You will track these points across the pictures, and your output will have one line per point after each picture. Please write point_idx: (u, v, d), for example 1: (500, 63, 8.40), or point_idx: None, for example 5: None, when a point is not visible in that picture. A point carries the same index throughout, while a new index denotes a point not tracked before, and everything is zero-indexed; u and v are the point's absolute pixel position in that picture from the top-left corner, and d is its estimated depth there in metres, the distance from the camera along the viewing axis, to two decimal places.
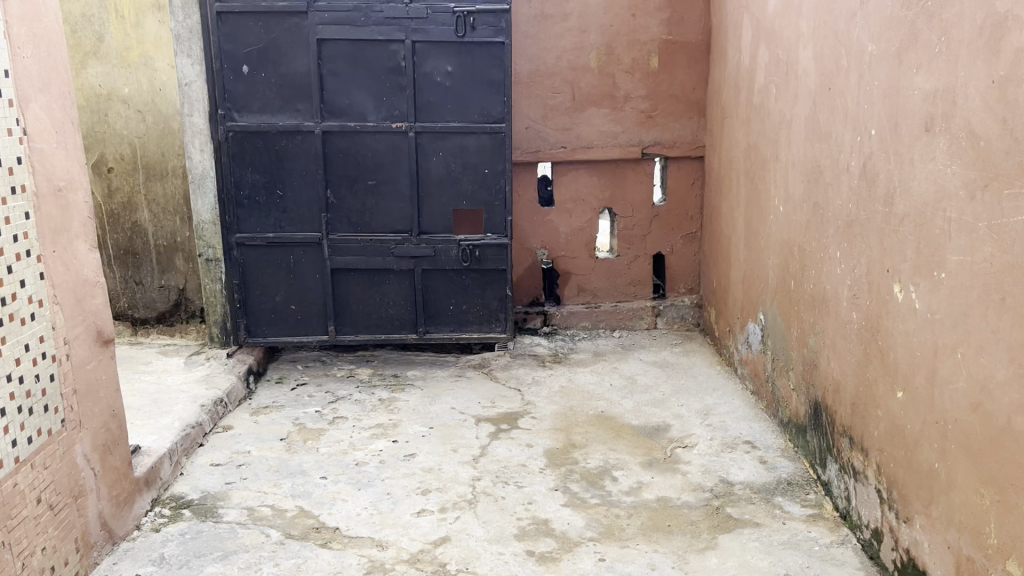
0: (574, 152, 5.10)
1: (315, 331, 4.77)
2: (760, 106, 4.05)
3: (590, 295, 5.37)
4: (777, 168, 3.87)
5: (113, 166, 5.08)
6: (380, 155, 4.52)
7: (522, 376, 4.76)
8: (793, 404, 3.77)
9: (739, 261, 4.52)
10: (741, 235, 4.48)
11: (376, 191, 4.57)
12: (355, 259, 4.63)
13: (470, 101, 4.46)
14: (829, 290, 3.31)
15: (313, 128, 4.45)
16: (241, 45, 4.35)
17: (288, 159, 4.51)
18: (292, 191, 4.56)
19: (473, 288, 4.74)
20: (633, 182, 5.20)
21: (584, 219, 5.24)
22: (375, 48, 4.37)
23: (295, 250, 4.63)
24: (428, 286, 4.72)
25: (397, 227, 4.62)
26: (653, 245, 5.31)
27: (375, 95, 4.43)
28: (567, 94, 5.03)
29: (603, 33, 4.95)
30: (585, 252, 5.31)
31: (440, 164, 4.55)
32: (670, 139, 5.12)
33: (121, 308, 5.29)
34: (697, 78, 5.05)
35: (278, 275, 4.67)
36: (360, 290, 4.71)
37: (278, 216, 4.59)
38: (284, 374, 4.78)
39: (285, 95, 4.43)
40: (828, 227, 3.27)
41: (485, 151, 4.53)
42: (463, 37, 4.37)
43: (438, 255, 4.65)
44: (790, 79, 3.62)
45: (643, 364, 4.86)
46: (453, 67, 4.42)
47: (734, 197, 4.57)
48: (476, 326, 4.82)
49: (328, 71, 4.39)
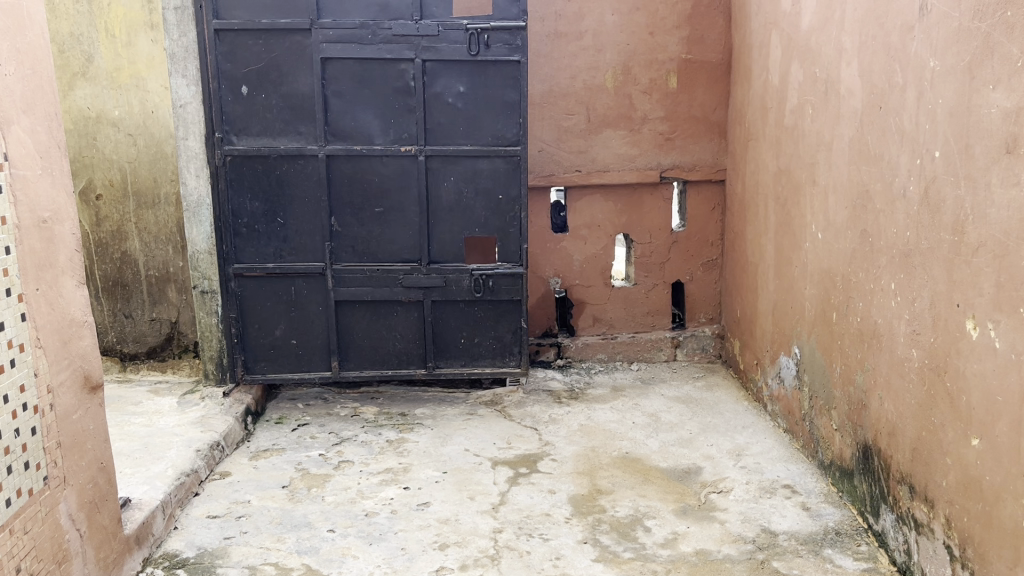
0: (590, 176, 4.86)
1: (318, 367, 4.49)
2: (793, 128, 3.82)
3: (605, 325, 5.12)
4: (814, 193, 3.63)
5: (102, 192, 4.80)
6: (387, 180, 4.26)
7: (538, 413, 4.48)
8: (837, 446, 3.50)
9: (769, 291, 4.27)
10: (770, 264, 4.24)
11: (383, 219, 4.31)
12: (360, 290, 4.36)
13: (483, 122, 4.22)
14: (881, 324, 3.06)
15: (317, 152, 4.19)
16: (240, 64, 4.11)
17: (289, 185, 4.25)
18: (293, 219, 4.29)
19: (486, 320, 4.47)
20: (651, 208, 4.97)
21: (600, 246, 4.99)
22: (382, 68, 4.13)
23: (297, 281, 4.36)
24: (438, 319, 4.45)
25: (405, 257, 4.35)
26: (671, 273, 5.07)
27: (382, 116, 4.18)
28: (582, 115, 4.80)
29: (620, 52, 4.73)
30: (600, 281, 5.05)
31: (451, 190, 4.29)
32: (690, 162, 4.90)
33: (109, 343, 5.00)
34: (718, 99, 4.84)
35: (278, 308, 4.40)
36: (365, 322, 4.43)
37: (279, 246, 4.32)
38: (284, 414, 4.48)
39: (286, 118, 4.17)
40: (880, 257, 3.03)
41: (499, 175, 4.28)
42: (476, 56, 4.13)
43: (449, 285, 4.38)
44: (830, 99, 3.40)
45: (666, 400, 4.60)
46: (465, 87, 4.18)
47: (762, 224, 4.33)
48: (488, 360, 4.54)
49: (333, 91, 4.15)
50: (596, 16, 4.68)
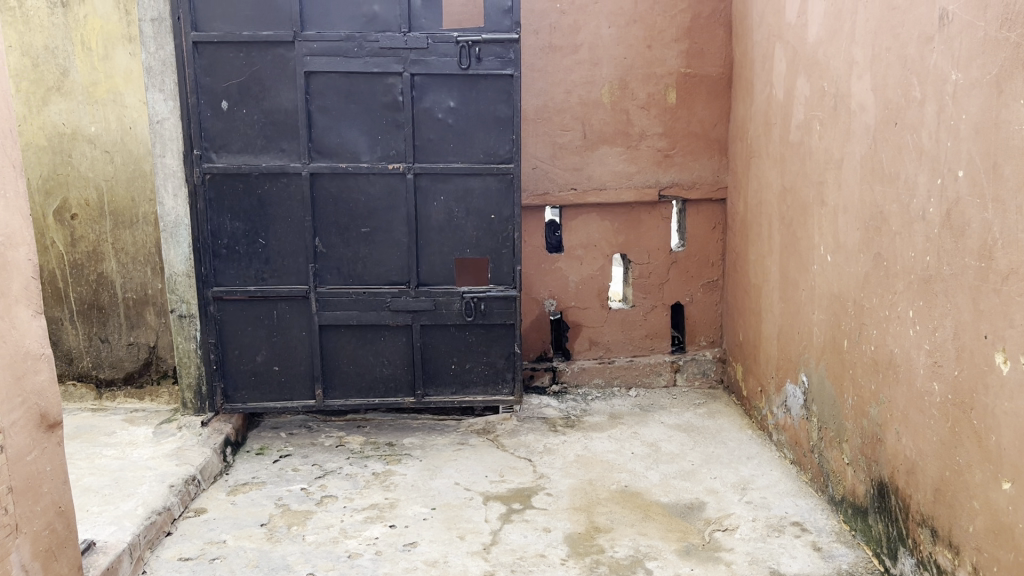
0: (586, 194, 4.67)
1: (301, 395, 4.28)
2: (799, 145, 3.64)
3: (602, 349, 4.92)
4: (822, 214, 3.45)
5: (77, 212, 4.60)
6: (374, 199, 4.07)
7: (532, 443, 4.27)
8: (849, 482, 3.30)
9: (774, 315, 4.08)
10: (775, 287, 4.06)
11: (370, 239, 4.11)
12: (345, 313, 4.16)
13: (475, 139, 4.02)
14: (897, 354, 2.87)
15: (300, 170, 4.00)
16: (220, 78, 3.92)
17: (271, 204, 4.05)
18: (275, 240, 4.09)
19: (478, 345, 4.26)
20: (649, 227, 4.78)
21: (596, 267, 4.80)
22: (369, 82, 3.94)
23: (279, 304, 4.16)
24: (427, 344, 4.24)
25: (392, 279, 4.15)
26: (671, 295, 4.88)
27: (369, 133, 3.99)
28: (578, 131, 4.62)
29: (617, 66, 4.56)
30: (596, 302, 4.86)
31: (442, 210, 4.09)
32: (689, 180, 4.72)
33: (84, 369, 4.79)
34: (718, 114, 4.66)
35: (260, 333, 4.19)
36: (351, 348, 4.23)
37: (260, 267, 4.12)
38: (265, 444, 4.27)
39: (268, 134, 3.98)
40: (896, 282, 2.85)
41: (491, 194, 4.08)
42: (467, 69, 3.94)
43: (439, 309, 4.17)
44: (840, 114, 3.22)
45: (666, 429, 4.39)
46: (456, 102, 3.98)
47: (766, 245, 4.15)
48: (480, 387, 4.32)
49: (317, 106, 3.96)
50: (592, 29, 4.51)
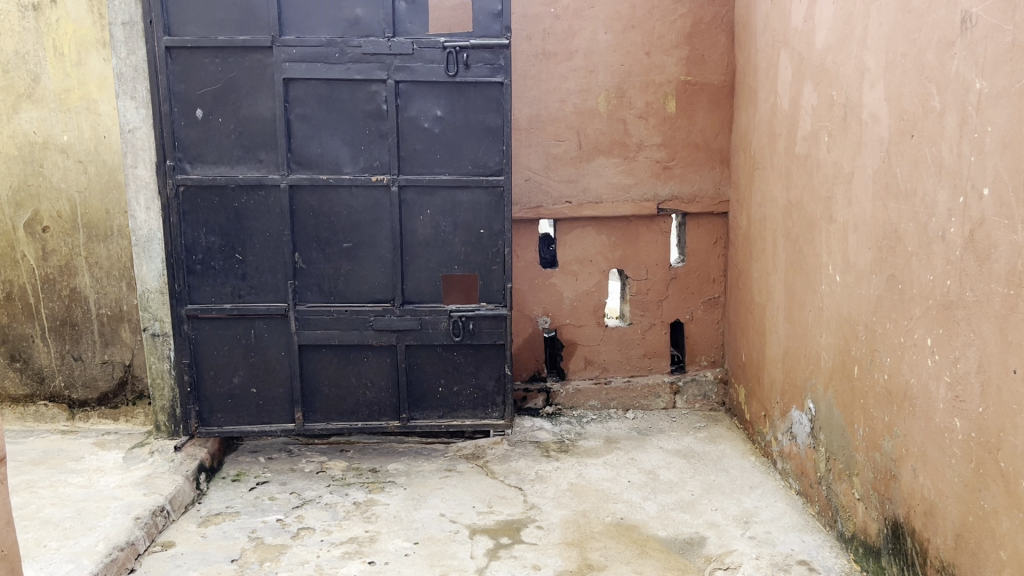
0: (581, 207, 4.46)
1: (280, 418, 4.06)
2: (806, 157, 3.43)
3: (598, 369, 4.70)
4: (831, 231, 3.24)
5: (49, 224, 4.39)
6: (357, 213, 3.85)
7: (523, 470, 4.05)
8: (859, 519, 3.08)
9: (779, 337, 3.86)
10: (780, 307, 3.84)
11: (352, 255, 3.89)
12: (327, 333, 3.94)
13: (463, 150, 3.81)
14: (914, 385, 2.65)
15: (279, 182, 3.79)
16: (195, 85, 3.72)
17: (248, 217, 3.85)
18: (253, 255, 3.89)
19: (466, 367, 4.04)
20: (648, 241, 4.57)
21: (592, 283, 4.59)
22: (351, 90, 3.74)
23: (256, 323, 3.94)
24: (413, 365, 4.02)
25: (376, 296, 3.94)
26: (670, 312, 4.66)
27: (351, 143, 3.79)
28: (573, 142, 4.41)
29: (614, 74, 4.35)
30: (592, 320, 4.64)
31: (428, 224, 3.88)
32: (689, 193, 4.51)
33: (57, 388, 4.57)
34: (720, 124, 4.45)
35: (236, 353, 3.98)
36: (333, 369, 4.01)
37: (237, 284, 3.91)
38: (242, 470, 4.05)
39: (246, 144, 3.78)
40: (913, 308, 2.63)
41: (480, 208, 3.87)
42: (454, 77, 3.73)
43: (425, 328, 3.95)
44: (851, 125, 3.01)
45: (665, 455, 4.17)
46: (443, 111, 3.78)
47: (770, 262, 3.94)
48: (469, 411, 4.10)
49: (296, 115, 3.76)
50: (588, 34, 4.30)
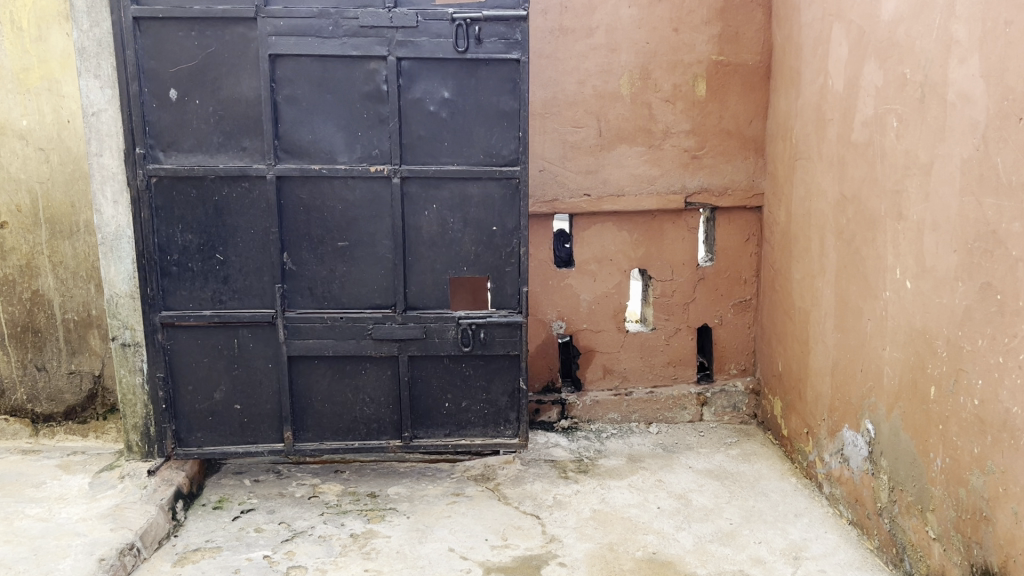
0: (601, 201, 4.04)
1: (268, 437, 3.63)
2: (866, 145, 3.01)
3: (618, 378, 4.29)
4: (899, 230, 2.82)
5: (7, 219, 3.91)
6: (354, 208, 3.41)
7: (540, 494, 3.63)
8: (936, 561, 2.68)
9: (826, 348, 3.45)
10: (828, 314, 3.43)
11: (348, 256, 3.46)
12: (319, 343, 3.50)
13: (474, 136, 3.37)
14: (1019, 415, 2.23)
15: (265, 172, 3.34)
16: (168, 62, 3.27)
17: (230, 213, 3.40)
18: (235, 255, 3.44)
19: (476, 380, 3.60)
20: (674, 238, 4.16)
21: (612, 284, 4.17)
22: (347, 68, 3.29)
23: (240, 331, 3.51)
24: (416, 378, 3.58)
25: (375, 302, 3.50)
26: (697, 316, 4.25)
27: (347, 129, 3.34)
28: (592, 128, 3.98)
29: (638, 53, 3.92)
30: (612, 324, 4.23)
31: (434, 221, 3.44)
32: (720, 185, 4.09)
33: (18, 402, 4.11)
34: (754, 109, 4.03)
35: (217, 366, 3.54)
36: (326, 383, 3.58)
37: (217, 288, 3.47)
38: (225, 495, 3.62)
39: (227, 129, 3.33)
40: (1020, 324, 2.21)
41: (493, 202, 3.43)
42: (464, 53, 3.28)
43: (430, 337, 3.50)
44: (930, 108, 2.59)
45: (695, 477, 3.76)
46: (451, 93, 3.33)
47: (816, 264, 3.52)
48: (478, 429, 3.66)
49: (285, 97, 3.31)
50: (610, 9, 3.87)
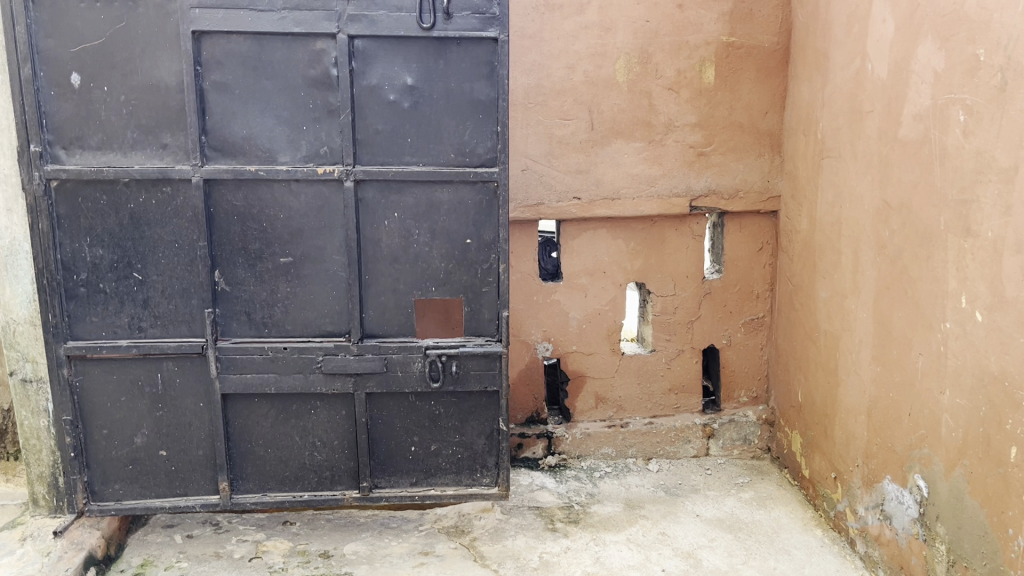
0: (593, 205, 3.48)
1: (200, 489, 3.05)
2: (919, 144, 2.48)
3: (613, 408, 3.75)
4: (965, 249, 2.29)
5: None
6: (298, 217, 2.83)
7: (523, 553, 3.07)
8: None
9: (861, 382, 2.92)
10: (863, 342, 2.89)
11: (293, 274, 2.88)
12: (260, 378, 2.93)
13: (443, 130, 2.79)
14: None
15: (189, 174, 2.75)
16: (69, 39, 2.67)
17: (148, 223, 2.81)
18: (156, 273, 2.86)
19: (447, 420, 3.03)
20: (676, 248, 3.61)
21: (605, 300, 3.63)
22: (288, 48, 2.70)
23: (164, 365, 2.92)
24: (376, 418, 3.02)
25: (327, 329, 2.93)
26: (702, 337, 3.71)
27: (288, 122, 2.75)
28: (583, 121, 3.42)
29: (636, 33, 3.37)
30: (605, 346, 3.68)
31: (395, 232, 2.86)
32: (730, 186, 3.54)
33: None
34: (770, 99, 3.48)
35: (137, 406, 2.95)
36: (269, 424, 3.00)
37: (135, 312, 2.88)
38: (150, 557, 3.04)
39: (142, 122, 2.73)
40: None
41: (466, 211, 2.85)
42: (430, 30, 2.69)
43: (392, 371, 2.94)
44: (1016, 99, 2.06)
45: (705, 529, 3.22)
46: (415, 79, 2.75)
47: (848, 282, 2.99)
48: (451, 476, 3.10)
49: (213, 83, 2.72)
50: None
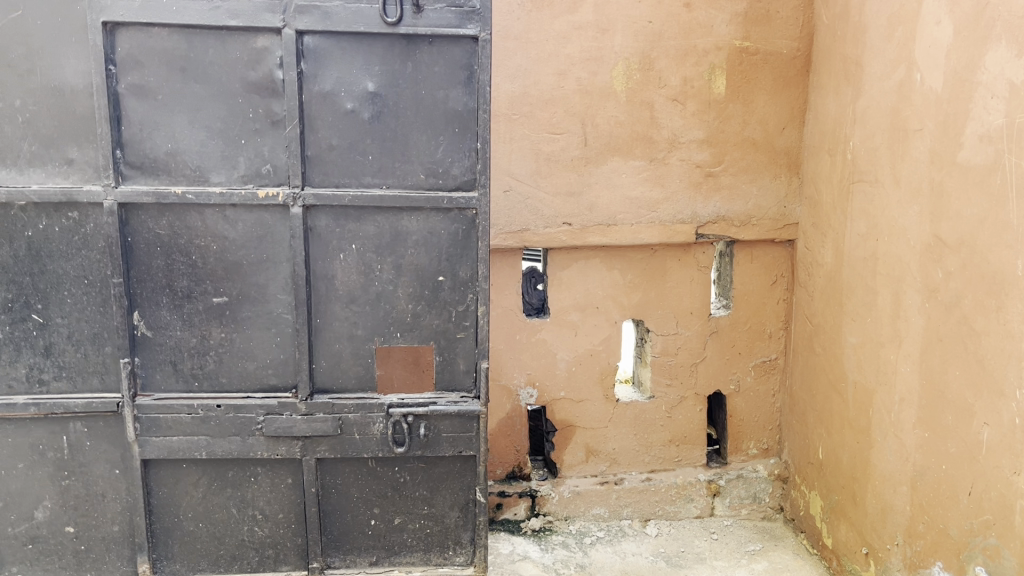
0: (585, 232, 3.03)
1: (116, 571, 2.54)
2: (988, 170, 2.05)
3: (605, 462, 3.28)
4: None
5: None
6: (235, 249, 2.34)
7: None
8: None
9: (902, 448, 2.48)
10: (905, 401, 2.45)
11: (228, 317, 2.39)
12: (188, 441, 2.43)
13: (412, 146, 2.31)
14: None
15: (101, 197, 2.26)
16: None
17: (50, 255, 2.31)
18: (61, 316, 2.35)
19: (414, 490, 2.55)
20: (679, 280, 3.16)
21: (599, 340, 3.18)
22: (222, 45, 2.21)
23: (72, 425, 2.42)
24: (330, 488, 2.53)
25: (270, 382, 2.44)
26: (708, 381, 3.27)
27: (224, 135, 2.26)
28: (575, 135, 2.97)
29: (636, 35, 2.92)
30: (598, 392, 3.22)
31: (353, 268, 2.38)
32: (742, 212, 3.10)
33: None
34: (788, 113, 3.05)
35: (38, 475, 2.44)
36: (201, 495, 2.51)
37: (35, 362, 2.38)
38: None
39: (41, 131, 2.22)
40: None
41: (438, 243, 2.38)
42: (397, 26, 2.22)
43: (349, 433, 2.45)
44: None
45: None
46: (378, 84, 2.26)
47: (885, 329, 2.55)
48: (418, 555, 2.62)
49: (131, 86, 2.22)
50: None
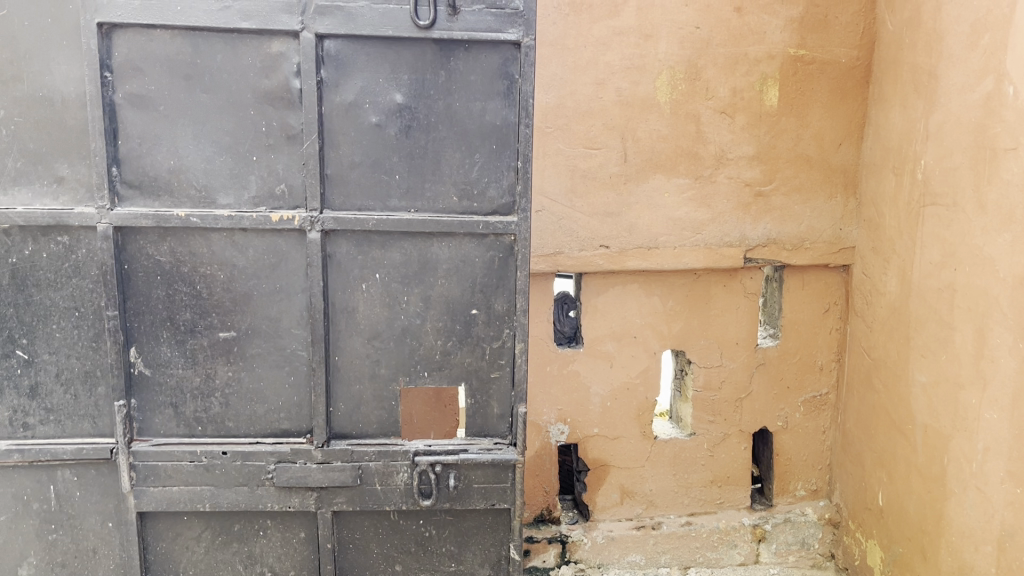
0: (624, 255, 2.78)
1: None
2: None
3: (641, 505, 3.03)
4: None
5: None
6: (245, 279, 2.09)
7: None
8: None
9: (986, 502, 2.22)
10: (990, 450, 2.20)
11: (236, 354, 2.14)
12: (189, 491, 2.17)
13: (444, 165, 2.06)
14: None
15: (94, 220, 2.00)
16: None
17: (37, 284, 2.05)
18: (49, 352, 2.09)
19: (441, 545, 2.29)
20: (725, 308, 2.91)
21: (636, 372, 2.92)
22: (233, 49, 1.96)
23: (60, 473, 2.16)
24: (347, 543, 2.27)
25: (282, 427, 2.18)
26: (754, 417, 3.01)
27: (233, 151, 2.01)
28: (614, 150, 2.72)
29: (682, 42, 2.67)
30: (634, 429, 2.97)
31: (376, 300, 2.13)
32: (794, 234, 2.85)
33: None
34: (846, 128, 2.81)
35: (22, 528, 2.18)
36: (204, 550, 2.25)
37: (19, 403, 2.12)
38: None
39: (27, 145, 1.97)
40: None
41: (471, 272, 2.12)
42: (429, 29, 1.96)
43: (369, 484, 2.19)
44: None
45: None
46: (407, 95, 2.01)
47: (965, 368, 2.30)
48: None
49: (129, 95, 1.97)
50: None
